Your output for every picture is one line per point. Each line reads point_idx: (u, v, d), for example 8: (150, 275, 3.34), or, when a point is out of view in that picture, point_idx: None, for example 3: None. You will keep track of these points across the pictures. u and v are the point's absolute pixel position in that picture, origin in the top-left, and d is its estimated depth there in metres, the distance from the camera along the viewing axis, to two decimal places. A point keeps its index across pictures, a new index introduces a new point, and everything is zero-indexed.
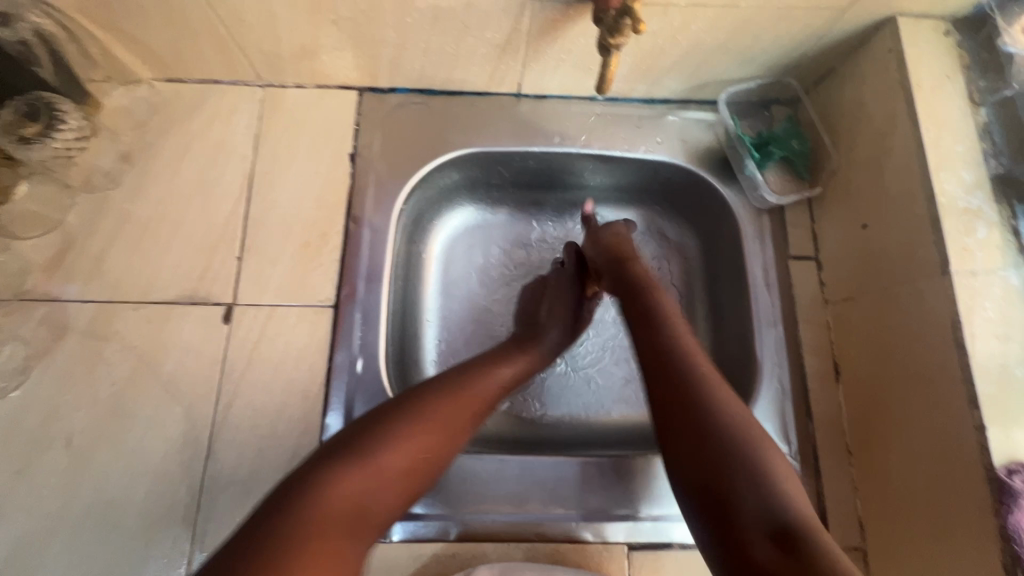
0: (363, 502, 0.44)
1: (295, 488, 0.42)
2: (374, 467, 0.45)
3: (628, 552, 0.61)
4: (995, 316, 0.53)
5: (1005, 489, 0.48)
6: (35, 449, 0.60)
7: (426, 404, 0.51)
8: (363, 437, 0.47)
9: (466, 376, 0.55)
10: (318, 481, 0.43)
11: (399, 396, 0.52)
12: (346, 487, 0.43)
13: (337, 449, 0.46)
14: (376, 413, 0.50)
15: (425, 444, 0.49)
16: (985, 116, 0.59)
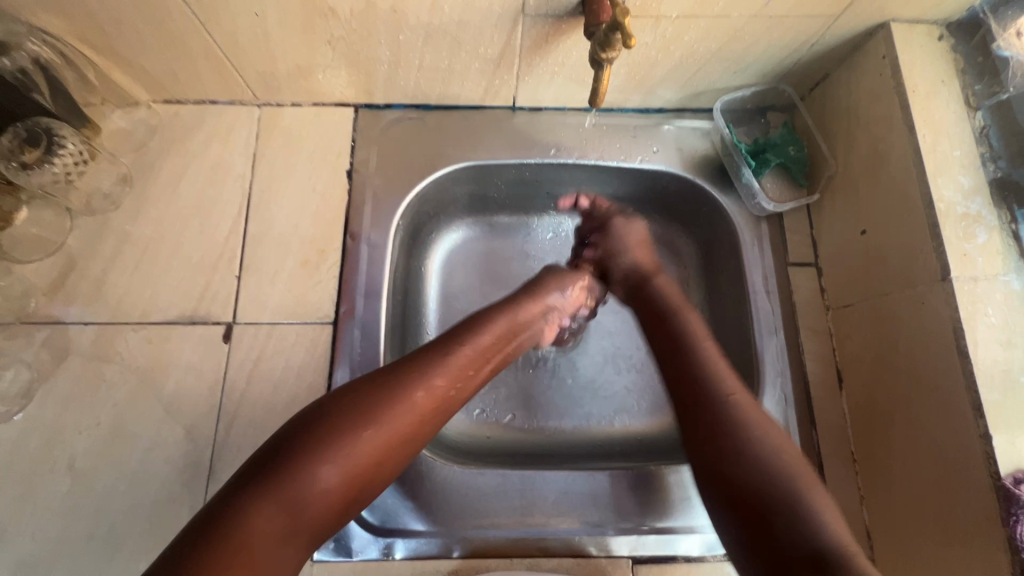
0: (279, 529, 0.41)
1: (206, 517, 0.40)
2: (297, 492, 0.42)
3: (633, 566, 0.61)
4: (998, 322, 0.52)
5: (1012, 499, 0.47)
6: (37, 472, 0.60)
7: (357, 415, 0.46)
8: (284, 455, 0.43)
9: (410, 377, 0.50)
10: (233, 511, 0.40)
11: (343, 394, 0.48)
12: (259, 519, 0.40)
13: (263, 463, 0.43)
14: (306, 419, 0.46)
15: (350, 465, 0.44)
16: (982, 120, 0.59)
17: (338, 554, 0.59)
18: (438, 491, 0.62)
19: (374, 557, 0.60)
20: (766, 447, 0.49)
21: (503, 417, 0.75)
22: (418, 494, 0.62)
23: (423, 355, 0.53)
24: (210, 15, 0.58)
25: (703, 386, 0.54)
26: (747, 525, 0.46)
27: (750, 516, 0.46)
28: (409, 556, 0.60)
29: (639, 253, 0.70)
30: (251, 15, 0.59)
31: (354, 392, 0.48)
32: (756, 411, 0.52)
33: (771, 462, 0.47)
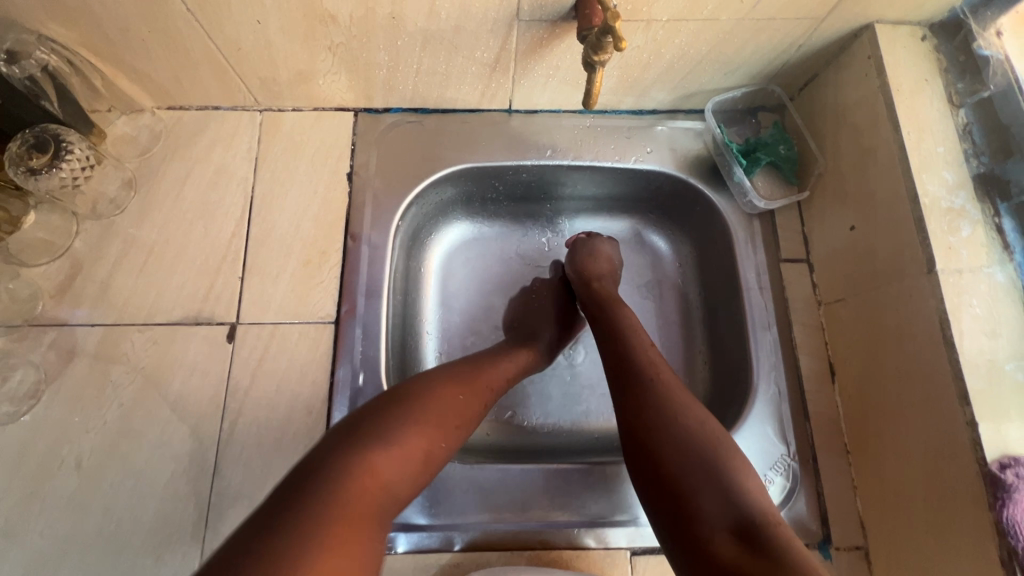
0: (386, 486, 0.45)
1: (315, 471, 0.43)
2: (398, 455, 0.46)
3: (631, 557, 0.62)
4: (982, 312, 0.53)
5: (998, 484, 0.48)
6: (45, 471, 0.61)
7: (433, 398, 0.52)
8: (377, 423, 0.47)
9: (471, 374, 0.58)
10: (349, 464, 0.43)
11: (411, 382, 0.53)
12: (372, 472, 0.44)
13: (360, 429, 0.47)
14: (386, 398, 0.51)
15: (431, 438, 0.49)
16: (965, 117, 0.61)
17: None
18: (440, 486, 0.63)
19: None
20: (681, 424, 0.49)
21: (502, 414, 0.76)
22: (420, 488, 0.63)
23: (477, 360, 0.61)
24: (214, 22, 0.60)
25: (633, 373, 0.55)
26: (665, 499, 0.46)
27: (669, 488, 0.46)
28: (411, 550, 0.61)
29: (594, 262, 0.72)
30: (253, 22, 0.60)
31: (424, 381, 0.54)
32: (680, 390, 0.53)
33: (697, 432, 0.49)
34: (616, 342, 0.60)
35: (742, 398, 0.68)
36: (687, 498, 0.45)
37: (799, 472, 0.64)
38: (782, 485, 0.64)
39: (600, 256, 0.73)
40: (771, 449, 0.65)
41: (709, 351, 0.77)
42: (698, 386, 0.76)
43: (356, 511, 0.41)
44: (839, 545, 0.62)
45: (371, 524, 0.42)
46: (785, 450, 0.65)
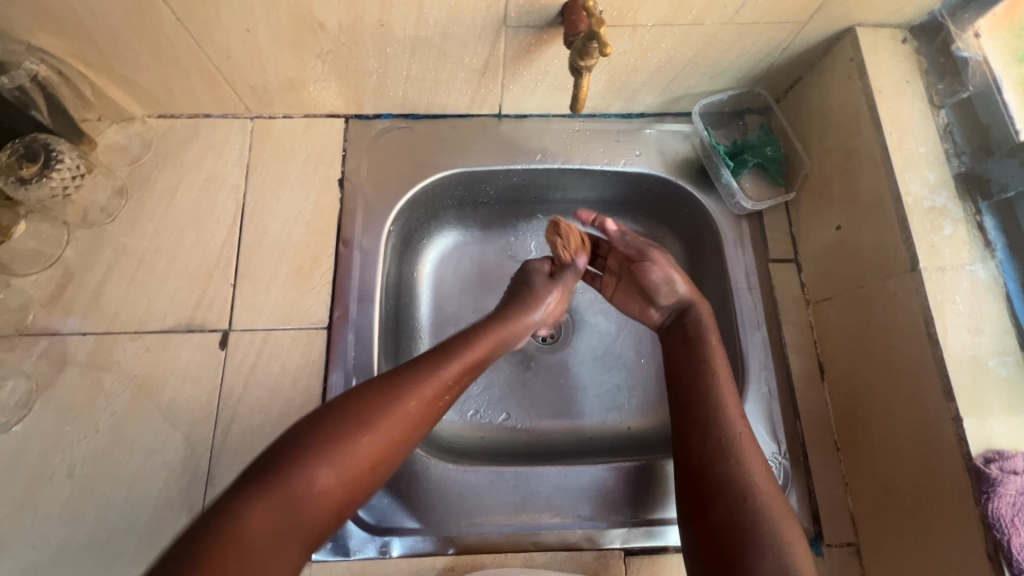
0: (282, 525, 0.45)
1: (210, 516, 0.44)
2: (289, 494, 0.46)
3: (625, 557, 0.62)
4: (966, 309, 0.54)
5: (983, 478, 0.49)
6: (36, 481, 0.61)
7: (349, 424, 0.50)
8: (279, 461, 0.47)
9: (394, 390, 0.54)
10: (239, 508, 0.44)
11: (333, 403, 0.53)
12: (263, 513, 0.45)
13: (262, 468, 0.47)
14: (303, 427, 0.50)
15: (333, 470, 0.48)
16: (945, 117, 0.62)
17: (336, 553, 0.60)
18: (434, 490, 0.64)
19: (371, 556, 0.61)
20: (761, 512, 0.52)
21: (496, 417, 0.77)
22: (414, 492, 0.63)
23: (405, 369, 0.56)
24: (203, 31, 0.60)
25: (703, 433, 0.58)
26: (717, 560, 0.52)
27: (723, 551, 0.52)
28: (405, 553, 0.61)
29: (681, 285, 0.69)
30: (243, 31, 0.61)
31: (339, 406, 0.52)
32: (783, 535, 0.51)
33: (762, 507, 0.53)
34: (719, 461, 0.56)
35: (733, 397, 0.69)
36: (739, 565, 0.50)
37: (790, 470, 0.65)
38: (774, 483, 0.64)
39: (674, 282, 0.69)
40: (762, 448, 0.65)
41: None
42: None
43: (241, 558, 0.42)
44: (831, 542, 0.62)
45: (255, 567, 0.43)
46: (776, 448, 0.65)
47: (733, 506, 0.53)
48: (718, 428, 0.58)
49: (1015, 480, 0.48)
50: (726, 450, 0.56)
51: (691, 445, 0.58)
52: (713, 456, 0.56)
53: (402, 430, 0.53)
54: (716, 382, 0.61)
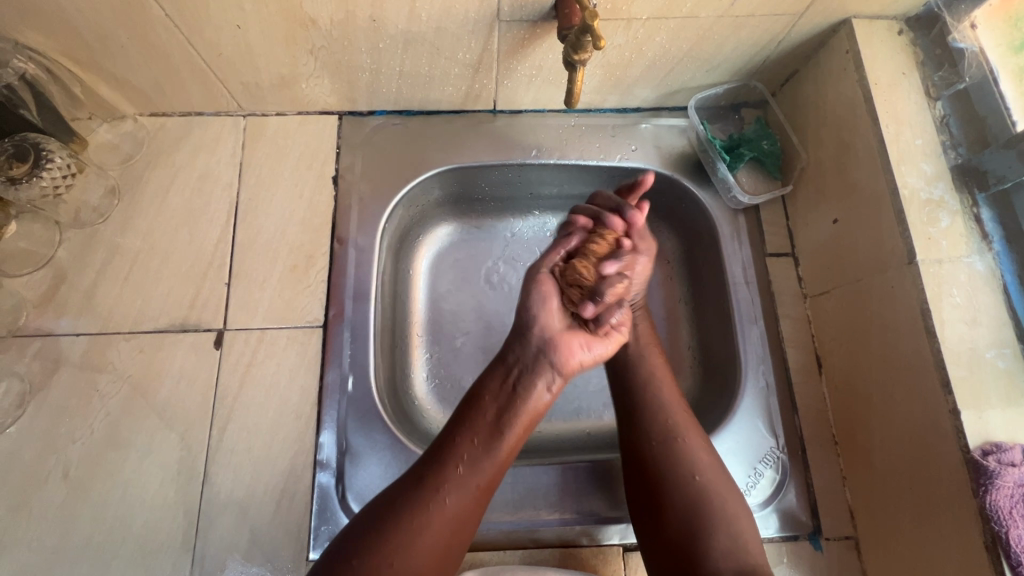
0: None
1: None
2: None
3: (623, 553, 0.62)
4: (963, 302, 0.54)
5: (980, 470, 0.49)
6: (32, 483, 0.60)
7: (383, 554, 0.47)
8: None
9: (425, 490, 0.50)
10: None
11: (360, 528, 0.49)
12: None
13: None
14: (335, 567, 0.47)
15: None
16: (942, 109, 0.61)
17: None
18: None
19: None
20: (706, 487, 0.54)
21: None
22: None
23: (429, 459, 0.52)
24: (193, 28, 0.60)
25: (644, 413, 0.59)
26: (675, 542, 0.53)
27: (679, 534, 0.53)
28: None
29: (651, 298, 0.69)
30: (233, 27, 0.60)
31: (367, 533, 0.48)
32: (734, 523, 0.53)
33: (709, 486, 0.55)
34: (663, 446, 0.57)
35: (730, 391, 0.69)
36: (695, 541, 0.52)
37: (789, 464, 0.65)
38: (772, 477, 0.64)
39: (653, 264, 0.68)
40: (760, 441, 0.65)
41: (698, 346, 0.78)
42: (688, 380, 0.76)
43: None
44: (829, 536, 0.62)
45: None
46: (774, 442, 0.65)
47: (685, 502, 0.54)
48: (659, 422, 0.58)
49: (1012, 472, 0.47)
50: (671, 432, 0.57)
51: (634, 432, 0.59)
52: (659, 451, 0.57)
53: (445, 534, 0.49)
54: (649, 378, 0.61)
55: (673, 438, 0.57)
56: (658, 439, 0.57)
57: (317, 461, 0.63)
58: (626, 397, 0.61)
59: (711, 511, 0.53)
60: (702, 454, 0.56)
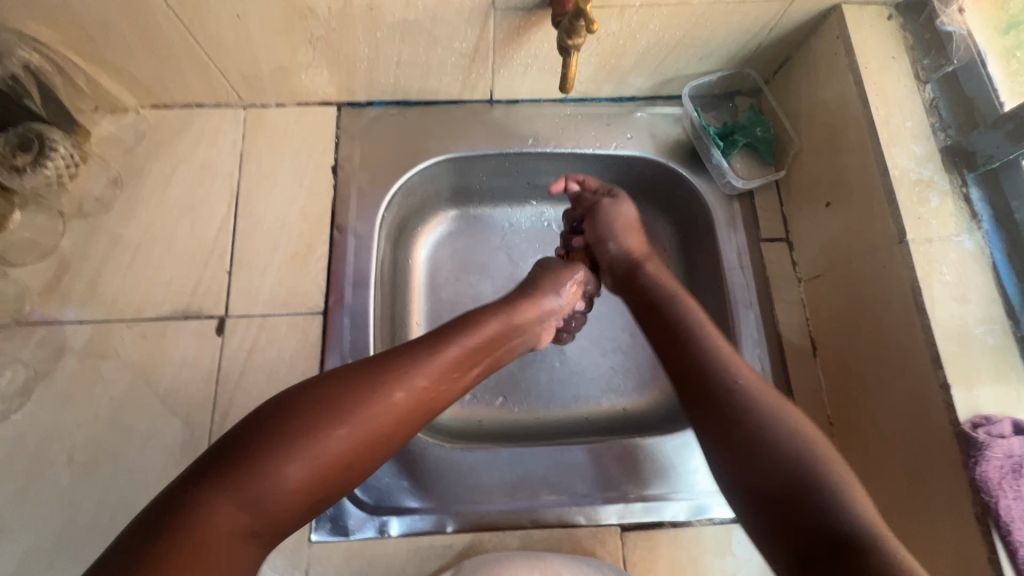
0: (230, 530, 0.41)
1: (161, 510, 0.41)
2: (244, 493, 0.42)
3: (621, 533, 0.63)
4: (953, 279, 0.55)
5: (969, 442, 0.50)
6: (37, 467, 0.61)
7: (325, 411, 0.45)
8: (238, 452, 0.43)
9: (374, 377, 0.48)
10: (191, 504, 0.41)
11: (310, 385, 0.48)
12: (214, 521, 0.41)
13: (219, 463, 0.43)
14: (273, 409, 0.46)
15: (286, 462, 0.43)
16: (931, 92, 0.62)
17: (335, 534, 0.61)
18: (435, 471, 0.64)
19: (371, 535, 0.61)
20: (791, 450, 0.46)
21: (494, 400, 0.78)
22: (412, 472, 0.64)
23: (398, 351, 0.52)
24: (194, 18, 0.61)
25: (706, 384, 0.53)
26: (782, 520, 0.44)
27: (779, 508, 0.44)
28: (404, 533, 0.62)
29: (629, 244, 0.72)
30: (233, 17, 0.61)
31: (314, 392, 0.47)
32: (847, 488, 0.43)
33: (794, 449, 0.46)
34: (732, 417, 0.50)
35: None
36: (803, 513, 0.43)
37: None
38: None
39: (631, 226, 0.73)
40: None
41: None
42: None
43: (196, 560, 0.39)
44: None
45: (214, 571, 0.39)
46: None
47: (774, 452, 0.47)
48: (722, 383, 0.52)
49: (1003, 444, 0.48)
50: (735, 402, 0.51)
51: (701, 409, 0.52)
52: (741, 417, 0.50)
53: (393, 417, 0.48)
54: (704, 343, 0.56)
55: (743, 407, 0.50)
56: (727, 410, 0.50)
57: None
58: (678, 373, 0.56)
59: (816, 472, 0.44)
60: (787, 421, 0.48)
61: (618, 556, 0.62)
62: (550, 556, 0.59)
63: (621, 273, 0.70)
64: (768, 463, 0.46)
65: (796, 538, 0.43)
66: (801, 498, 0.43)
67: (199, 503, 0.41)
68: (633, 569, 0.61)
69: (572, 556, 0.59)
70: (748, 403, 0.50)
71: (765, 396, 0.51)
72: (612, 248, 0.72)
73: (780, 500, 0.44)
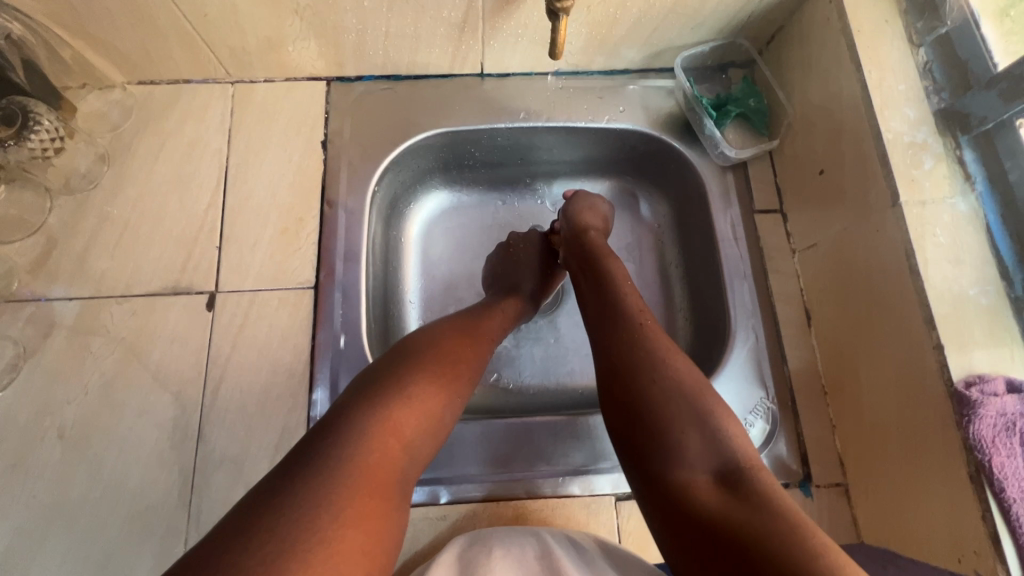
0: (405, 447, 0.45)
1: (328, 430, 0.43)
2: (412, 413, 0.46)
3: (616, 503, 0.62)
4: (946, 241, 0.54)
5: (964, 402, 0.49)
6: (27, 443, 0.61)
7: (442, 352, 0.53)
8: (386, 380, 0.48)
9: (467, 337, 0.57)
10: (364, 423, 0.43)
11: (412, 337, 0.54)
12: (394, 435, 0.44)
13: (371, 388, 0.47)
14: (398, 352, 0.52)
15: (434, 398, 0.48)
16: (925, 56, 0.61)
17: None
18: None
19: None
20: (675, 384, 0.48)
21: (488, 377, 0.78)
22: None
23: (475, 319, 0.61)
24: None
25: (616, 320, 0.55)
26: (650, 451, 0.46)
27: (650, 439, 0.46)
28: None
29: (588, 217, 0.73)
30: None
31: (426, 340, 0.54)
32: (720, 424, 0.46)
33: (683, 383, 0.48)
34: (630, 351, 0.51)
35: (722, 346, 0.70)
36: (668, 446, 0.45)
37: (778, 414, 0.66)
38: (763, 429, 0.66)
39: (597, 211, 0.74)
40: (752, 393, 0.67)
41: (689, 306, 0.79)
42: (681, 338, 0.78)
43: (378, 474, 0.41)
44: (819, 483, 0.64)
45: (391, 490, 0.42)
46: (764, 393, 0.67)
47: (667, 382, 0.48)
48: (628, 323, 0.54)
49: (995, 402, 0.47)
50: (632, 338, 0.53)
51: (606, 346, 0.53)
52: (639, 363, 0.50)
53: (480, 366, 0.56)
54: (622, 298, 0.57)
55: (638, 345, 0.52)
56: (625, 345, 0.52)
57: (311, 418, 0.64)
58: (594, 316, 0.58)
59: (698, 405, 0.47)
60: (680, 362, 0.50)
61: (612, 525, 0.62)
62: (540, 530, 0.58)
63: (569, 239, 0.70)
64: (653, 395, 0.48)
65: (655, 470, 0.45)
66: (668, 430, 0.46)
67: (376, 421, 0.44)
68: (627, 539, 0.61)
69: (565, 530, 0.58)
70: (644, 339, 0.52)
71: (657, 334, 0.53)
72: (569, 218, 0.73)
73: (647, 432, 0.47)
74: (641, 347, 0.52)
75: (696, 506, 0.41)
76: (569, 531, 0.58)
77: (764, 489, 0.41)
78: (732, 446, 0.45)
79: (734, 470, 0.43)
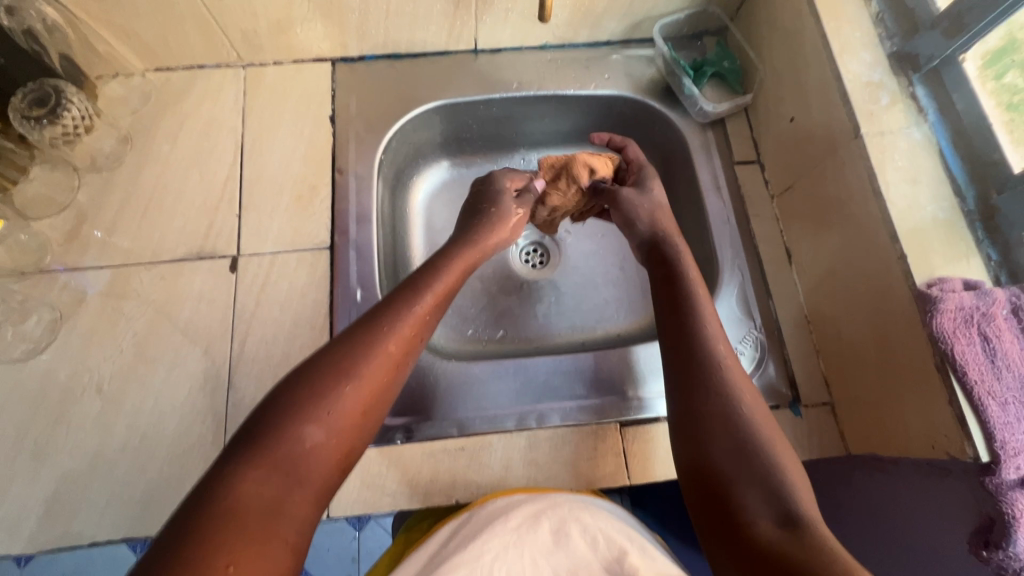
0: (274, 486, 0.44)
1: (202, 485, 0.44)
2: (281, 451, 0.46)
3: (622, 428, 0.67)
4: (905, 165, 0.61)
5: (926, 299, 0.54)
6: (68, 398, 0.65)
7: (327, 370, 0.50)
8: (262, 423, 0.47)
9: (360, 340, 0.53)
10: (226, 476, 0.44)
11: (315, 356, 0.52)
12: (252, 481, 0.44)
13: (246, 434, 0.47)
14: (289, 379, 0.50)
15: (311, 424, 0.47)
16: (877, 7, 0.68)
17: None
18: (444, 385, 0.70)
19: (389, 443, 0.65)
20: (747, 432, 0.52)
21: (495, 333, 0.83)
22: (422, 388, 0.69)
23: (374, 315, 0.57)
24: None
25: (692, 355, 0.57)
26: (713, 491, 0.51)
27: (712, 480, 0.51)
28: (417, 439, 0.66)
29: (662, 217, 0.70)
30: None
31: (317, 360, 0.52)
32: (784, 469, 0.50)
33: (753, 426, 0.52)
34: (705, 394, 0.55)
35: (712, 286, 0.75)
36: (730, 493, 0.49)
37: (765, 342, 0.72)
38: (752, 355, 0.71)
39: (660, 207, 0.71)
40: (741, 325, 0.72)
41: None
42: None
43: (248, 519, 0.42)
44: (808, 403, 0.69)
45: (269, 528, 0.43)
46: (752, 324, 0.72)
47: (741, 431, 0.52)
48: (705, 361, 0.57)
49: (954, 296, 0.53)
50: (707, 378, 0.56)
51: (682, 385, 0.57)
52: (711, 416, 0.54)
53: (386, 365, 0.53)
54: (709, 344, 0.58)
55: (707, 389, 0.55)
56: (698, 386, 0.55)
57: None
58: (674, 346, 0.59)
59: (759, 453, 0.51)
60: (755, 407, 0.54)
61: (618, 449, 0.66)
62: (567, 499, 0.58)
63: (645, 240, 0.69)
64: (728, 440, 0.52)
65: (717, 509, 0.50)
66: (732, 476, 0.50)
67: (238, 473, 0.44)
68: (633, 460, 0.66)
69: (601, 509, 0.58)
70: (721, 383, 0.55)
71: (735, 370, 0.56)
72: (640, 214, 0.70)
73: (716, 477, 0.51)
74: (715, 393, 0.55)
75: (755, 545, 0.45)
76: (578, 498, 0.60)
77: (816, 532, 0.44)
78: (790, 491, 0.48)
79: (789, 514, 0.46)
